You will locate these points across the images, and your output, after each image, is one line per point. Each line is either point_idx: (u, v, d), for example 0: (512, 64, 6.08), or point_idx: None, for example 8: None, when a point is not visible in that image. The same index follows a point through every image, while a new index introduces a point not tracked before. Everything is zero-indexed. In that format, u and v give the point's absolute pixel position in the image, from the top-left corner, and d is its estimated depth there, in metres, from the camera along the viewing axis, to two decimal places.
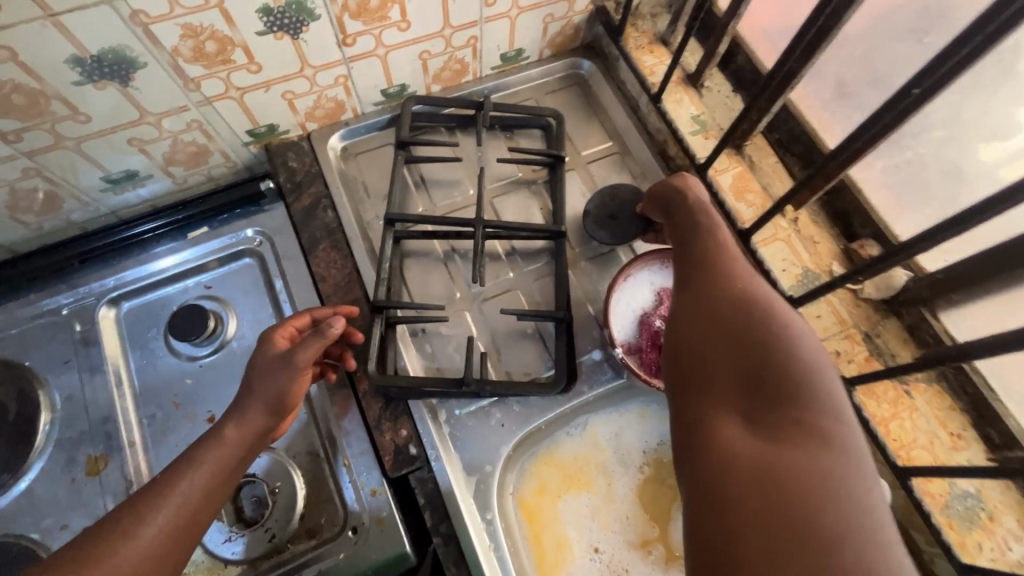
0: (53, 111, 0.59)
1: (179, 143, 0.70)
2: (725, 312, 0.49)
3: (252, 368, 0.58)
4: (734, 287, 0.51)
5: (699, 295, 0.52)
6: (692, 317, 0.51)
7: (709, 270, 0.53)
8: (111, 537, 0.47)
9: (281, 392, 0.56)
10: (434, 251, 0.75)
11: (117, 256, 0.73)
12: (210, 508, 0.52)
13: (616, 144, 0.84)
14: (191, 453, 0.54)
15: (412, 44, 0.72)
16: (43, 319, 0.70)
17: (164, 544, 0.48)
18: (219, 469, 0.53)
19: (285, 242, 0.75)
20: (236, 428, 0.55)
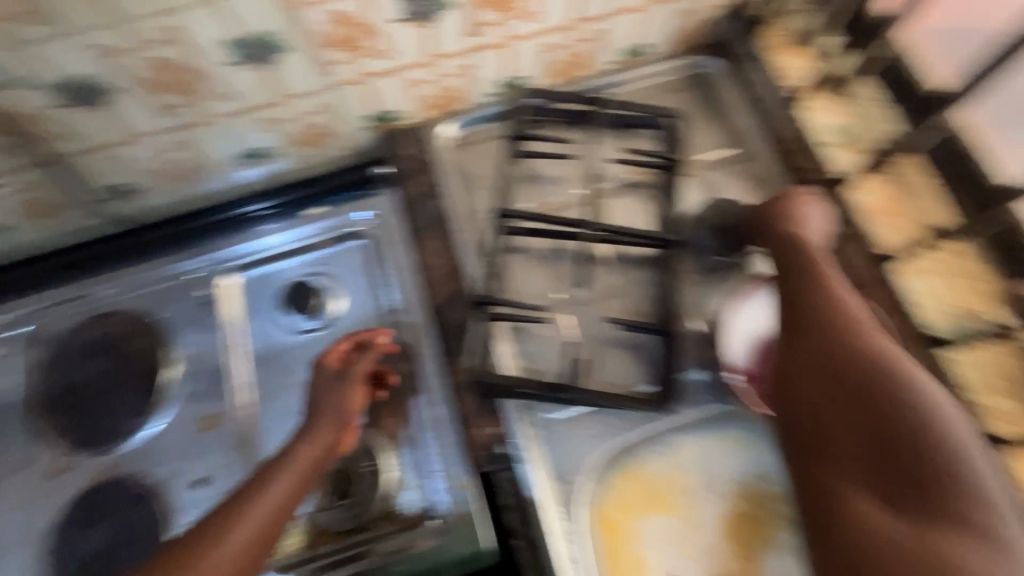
0: (205, 90, 0.63)
1: (307, 124, 0.73)
2: (850, 369, 0.49)
3: (314, 389, 0.64)
4: (856, 346, 0.50)
5: (818, 353, 0.51)
6: (811, 373, 0.51)
7: (826, 318, 0.52)
8: (203, 543, 0.51)
9: (342, 406, 0.63)
10: (537, 250, 0.74)
11: (242, 228, 0.78)
12: (288, 512, 0.55)
13: (739, 150, 0.79)
14: (268, 468, 0.57)
15: (536, 36, 0.71)
16: (177, 281, 0.75)
17: (249, 549, 0.51)
18: (298, 480, 0.57)
19: (393, 227, 0.77)
20: (308, 444, 0.59)
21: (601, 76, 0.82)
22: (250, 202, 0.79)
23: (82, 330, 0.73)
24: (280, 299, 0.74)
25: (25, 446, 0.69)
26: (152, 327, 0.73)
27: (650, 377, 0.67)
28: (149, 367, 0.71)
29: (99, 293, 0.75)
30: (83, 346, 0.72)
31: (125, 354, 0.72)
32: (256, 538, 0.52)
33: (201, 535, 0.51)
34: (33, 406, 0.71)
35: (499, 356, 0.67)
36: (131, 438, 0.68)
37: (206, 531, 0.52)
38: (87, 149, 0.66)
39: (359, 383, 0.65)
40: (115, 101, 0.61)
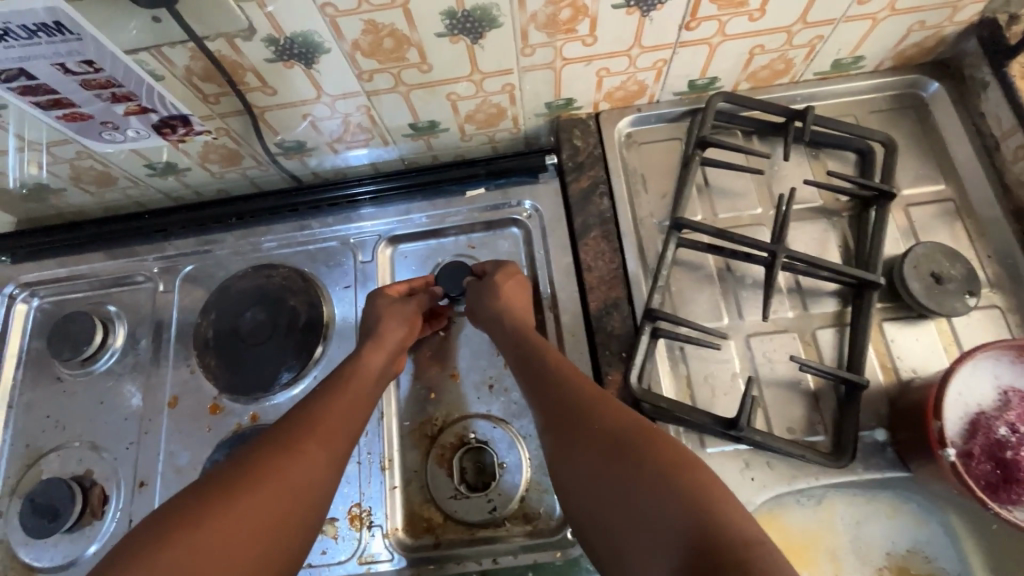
0: (408, 58, 0.61)
1: (487, 103, 0.70)
2: (600, 432, 0.51)
3: (376, 309, 0.67)
4: (620, 453, 0.48)
5: (594, 470, 0.49)
6: (598, 495, 0.48)
7: (544, 380, 0.58)
8: (302, 425, 0.54)
9: (407, 318, 0.67)
10: (707, 267, 0.69)
11: (399, 200, 0.78)
12: (362, 414, 0.59)
13: (952, 188, 0.69)
14: (332, 380, 0.60)
15: (752, 37, 0.64)
16: (334, 243, 0.77)
17: (336, 444, 0.55)
18: (364, 380, 0.61)
19: (553, 220, 0.74)
20: (373, 350, 0.64)
21: (800, 86, 0.74)
22: (405, 176, 0.76)
23: (243, 278, 0.75)
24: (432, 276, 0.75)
25: (180, 381, 0.72)
26: (308, 285, 0.74)
27: (824, 428, 0.61)
28: (304, 323, 0.72)
29: (262, 244, 0.78)
30: (241, 294, 0.74)
31: (279, 309, 0.73)
32: (336, 437, 0.55)
33: (287, 432, 0.53)
34: (189, 343, 0.74)
35: (657, 375, 0.64)
36: (280, 391, 0.70)
37: (292, 428, 0.54)
38: (280, 104, 0.66)
39: (416, 310, 0.68)
40: (323, 60, 0.60)
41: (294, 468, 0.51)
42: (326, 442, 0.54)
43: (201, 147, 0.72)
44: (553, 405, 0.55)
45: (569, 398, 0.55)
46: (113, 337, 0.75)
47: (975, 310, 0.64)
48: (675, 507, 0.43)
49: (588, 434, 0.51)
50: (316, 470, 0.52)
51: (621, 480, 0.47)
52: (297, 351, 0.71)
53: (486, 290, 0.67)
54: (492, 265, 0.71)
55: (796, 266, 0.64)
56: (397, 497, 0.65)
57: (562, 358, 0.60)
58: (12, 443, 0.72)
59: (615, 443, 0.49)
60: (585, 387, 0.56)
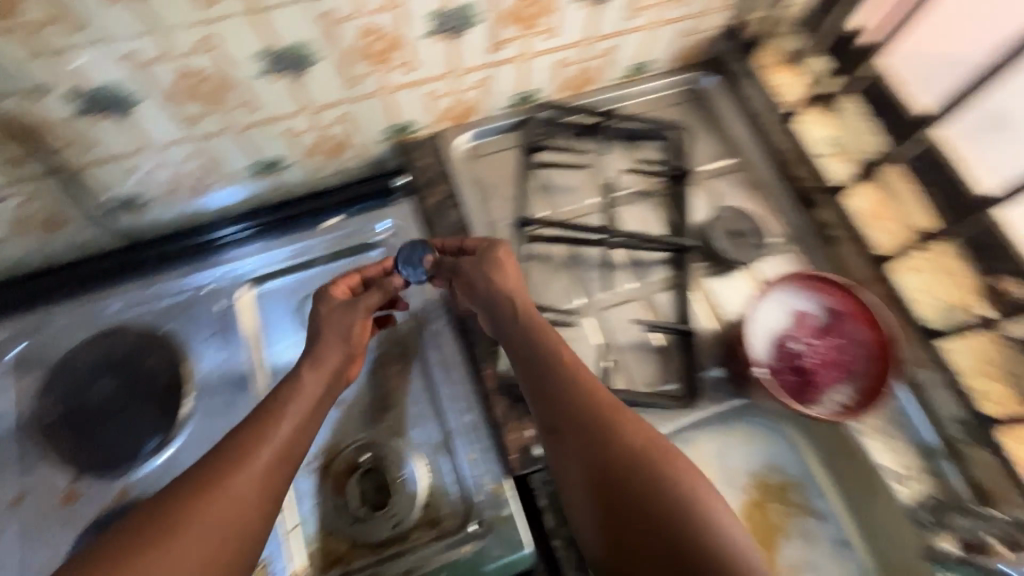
0: (232, 100, 0.62)
1: (326, 134, 0.72)
2: (614, 450, 0.52)
3: (319, 318, 0.63)
4: (632, 471, 0.51)
5: (602, 483, 0.52)
6: (602, 505, 0.51)
7: (552, 387, 0.57)
8: (237, 452, 0.52)
9: (349, 331, 0.62)
10: (557, 257, 0.76)
11: (247, 242, 0.76)
12: (306, 433, 0.56)
13: (738, 161, 0.84)
14: (273, 399, 0.57)
15: (554, 52, 0.74)
16: (188, 295, 0.74)
17: (273, 469, 0.52)
18: (309, 401, 0.57)
19: (414, 237, 0.78)
20: (311, 369, 0.59)
21: (607, 90, 0.85)
22: (245, 219, 0.77)
23: (89, 350, 0.70)
24: (300, 310, 0.74)
25: (23, 477, 0.64)
26: (164, 344, 0.71)
27: (675, 376, 0.70)
28: (166, 384, 0.68)
29: (104, 310, 0.72)
30: (87, 366, 0.69)
31: (135, 374, 0.69)
32: (273, 463, 0.52)
33: (217, 463, 0.51)
34: (29, 433, 0.66)
35: None
36: (147, 461, 0.65)
37: (221, 457, 0.51)
38: (100, 159, 0.63)
39: (365, 317, 0.64)
40: (139, 109, 0.59)
41: (221, 499, 0.49)
42: (269, 470, 0.51)
43: (10, 217, 0.65)
44: (562, 414, 0.55)
45: (580, 407, 0.55)
46: None
47: (769, 255, 0.77)
48: (680, 532, 0.48)
49: (597, 449, 0.53)
50: (247, 499, 0.50)
51: (628, 497, 0.50)
52: (158, 415, 0.67)
53: (485, 273, 0.64)
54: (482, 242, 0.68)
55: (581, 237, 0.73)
56: (295, 538, 0.63)
57: (572, 359, 0.59)
58: None
59: (630, 461, 0.51)
60: (598, 399, 0.56)
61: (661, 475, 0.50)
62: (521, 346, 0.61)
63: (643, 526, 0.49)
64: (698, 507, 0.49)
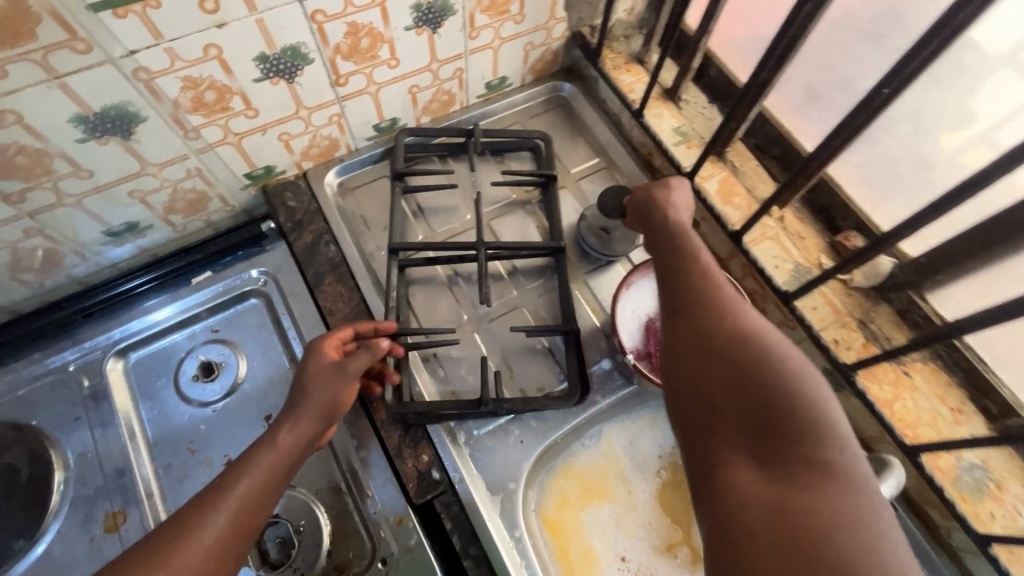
0: (57, 169, 0.60)
1: (180, 191, 0.71)
2: (724, 316, 0.49)
3: (305, 374, 0.59)
4: (735, 328, 0.48)
5: (702, 332, 0.49)
6: (694, 351, 0.48)
7: (676, 258, 0.55)
8: (192, 520, 0.47)
9: (333, 404, 0.58)
10: (438, 277, 0.76)
11: (143, 298, 0.74)
12: (271, 500, 0.52)
13: (603, 160, 0.88)
14: (245, 460, 0.53)
15: (402, 79, 0.75)
16: (50, 377, 0.69)
17: (226, 543, 0.47)
18: (278, 466, 0.53)
19: (291, 280, 0.77)
20: (289, 433, 0.55)
21: (469, 109, 0.87)
22: (140, 274, 0.75)
23: None
24: (178, 373, 0.71)
25: None
26: (26, 434, 0.66)
27: (564, 375, 0.71)
28: (29, 477, 0.64)
29: None
30: None
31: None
32: (231, 532, 0.48)
33: (173, 531, 0.46)
34: None
35: (418, 386, 0.69)
36: (17, 561, 0.60)
37: (176, 526, 0.47)
38: None
39: (353, 384, 0.60)
40: None
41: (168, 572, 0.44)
42: (228, 535, 0.47)
43: None
44: (678, 279, 0.54)
45: (706, 287, 0.52)
46: None
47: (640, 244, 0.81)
48: (788, 417, 0.43)
49: (717, 323, 0.49)
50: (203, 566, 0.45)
51: (742, 371, 0.45)
52: (26, 510, 0.62)
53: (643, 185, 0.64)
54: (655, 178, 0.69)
55: (615, 237, 0.75)
56: None
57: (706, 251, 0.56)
58: None
59: (746, 333, 0.47)
60: (716, 276, 0.53)
61: (778, 356, 0.45)
62: (661, 235, 0.59)
63: (747, 398, 0.44)
64: (817, 399, 0.43)
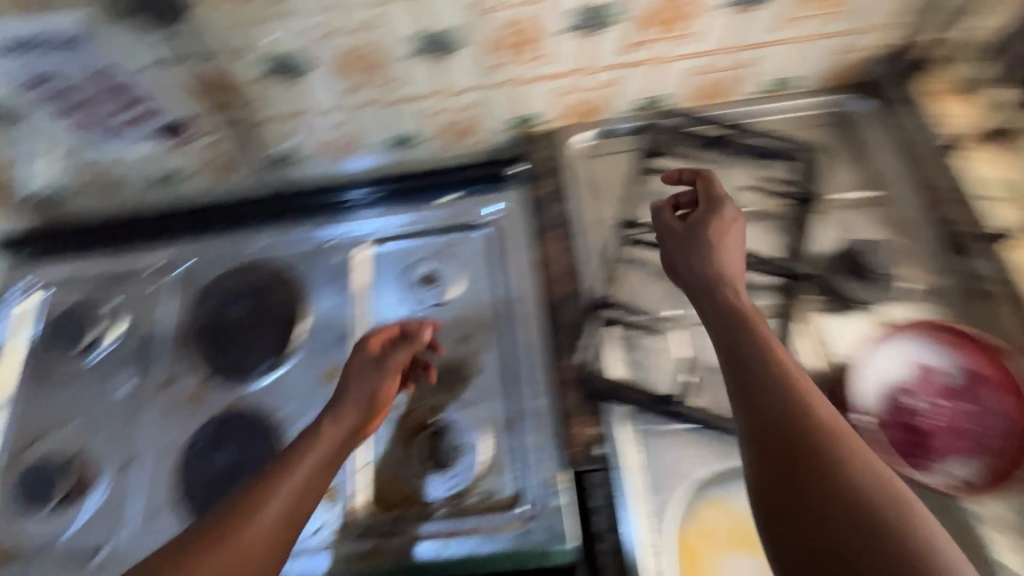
0: (381, 76, 0.70)
1: (455, 118, 0.78)
2: (837, 469, 0.38)
3: (347, 371, 0.64)
4: (855, 489, 0.37)
5: (806, 491, 0.38)
6: (797, 521, 0.37)
7: (762, 374, 0.45)
8: (247, 504, 0.49)
9: (372, 394, 0.63)
10: (653, 264, 0.75)
11: (371, 206, 0.83)
12: (321, 484, 0.54)
13: (881, 195, 0.75)
14: (296, 452, 0.55)
15: (688, 58, 0.73)
16: (314, 245, 0.82)
17: (285, 521, 0.49)
18: (326, 453, 0.56)
19: (520, 224, 0.81)
20: (333, 423, 0.59)
21: (740, 103, 0.81)
22: (368, 185, 0.84)
23: (234, 274, 0.81)
24: (389, 281, 0.80)
25: (171, 368, 0.78)
26: (289, 282, 0.80)
27: None
28: (282, 316, 0.78)
29: (246, 246, 0.83)
30: (229, 289, 0.80)
31: (264, 303, 0.79)
32: (288, 518, 0.50)
33: (237, 514, 0.48)
34: (180, 337, 0.79)
35: (605, 359, 0.69)
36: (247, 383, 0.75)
37: (240, 507, 0.49)
38: (271, 118, 0.74)
39: (393, 375, 0.65)
40: (310, 77, 0.69)
41: (236, 551, 0.46)
42: (285, 514, 0.50)
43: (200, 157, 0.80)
44: (765, 405, 0.43)
45: (794, 409, 0.42)
46: (110, 328, 0.81)
47: (895, 301, 0.68)
48: None
49: (816, 466, 0.38)
50: (265, 544, 0.47)
51: (847, 548, 0.35)
52: (274, 342, 0.76)
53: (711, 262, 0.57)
54: (706, 203, 0.63)
55: (871, 279, 0.70)
56: (360, 478, 0.69)
57: (786, 350, 0.47)
58: (10, 425, 0.78)
59: (865, 504, 0.36)
60: (817, 410, 0.42)
61: (916, 543, 0.34)
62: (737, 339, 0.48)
63: None
64: None
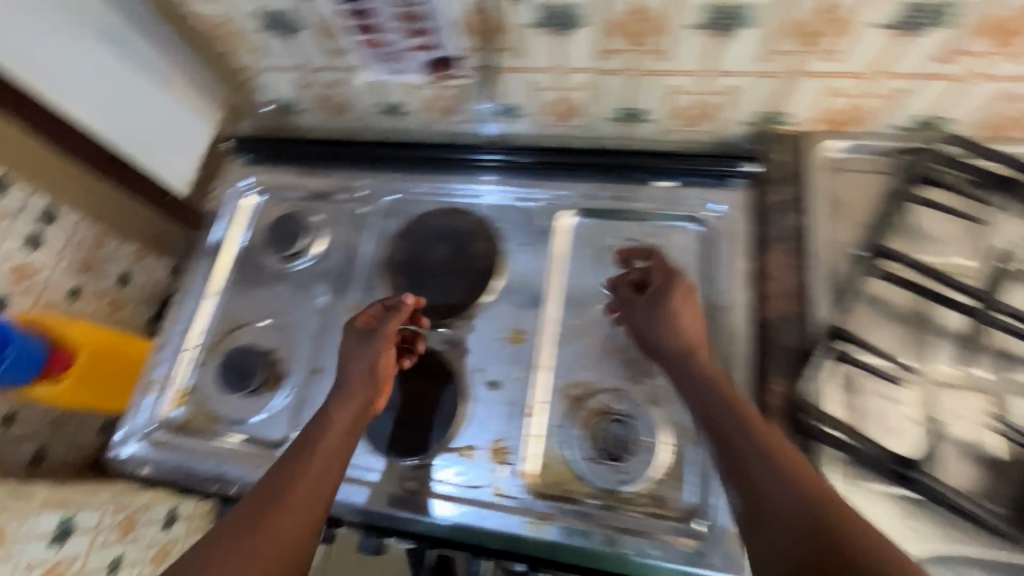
0: (652, 45, 0.66)
1: (702, 102, 0.73)
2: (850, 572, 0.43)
3: (342, 354, 0.69)
4: None
5: None
6: None
7: (759, 484, 0.51)
8: (275, 490, 0.58)
9: (371, 364, 0.67)
10: (898, 307, 0.66)
11: (483, 171, 0.84)
12: (342, 459, 0.62)
13: None
14: (301, 446, 0.62)
15: (1006, 81, 0.63)
16: (519, 203, 0.82)
17: (316, 495, 0.59)
18: (344, 432, 0.64)
19: (737, 228, 0.74)
20: (342, 404, 0.65)
21: None
22: (493, 150, 0.84)
23: (436, 216, 0.82)
24: (570, 254, 0.78)
25: (366, 291, 0.81)
26: (490, 233, 0.79)
27: (1005, 500, 0.57)
28: (480, 267, 0.78)
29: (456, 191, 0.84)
30: (432, 230, 0.81)
31: (465, 250, 0.79)
32: (305, 504, 0.58)
33: (256, 510, 0.56)
34: (379, 265, 0.82)
35: (824, 397, 0.63)
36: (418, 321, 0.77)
37: (258, 506, 0.57)
38: (514, 67, 0.73)
39: (386, 345, 0.69)
40: (575, 34, 0.66)
41: (268, 543, 0.55)
42: (313, 490, 0.59)
43: (433, 94, 0.81)
44: (776, 518, 0.49)
45: (787, 485, 0.50)
46: (314, 244, 0.86)
47: None
48: None
49: (813, 547, 0.46)
50: (299, 514, 0.57)
51: None
52: (469, 291, 0.77)
53: (676, 342, 0.64)
54: (661, 276, 0.68)
55: None
56: (531, 445, 0.68)
57: (767, 429, 0.54)
58: (218, 313, 0.85)
59: None
60: (820, 510, 0.48)
61: None
62: (742, 444, 0.54)
63: None
64: None
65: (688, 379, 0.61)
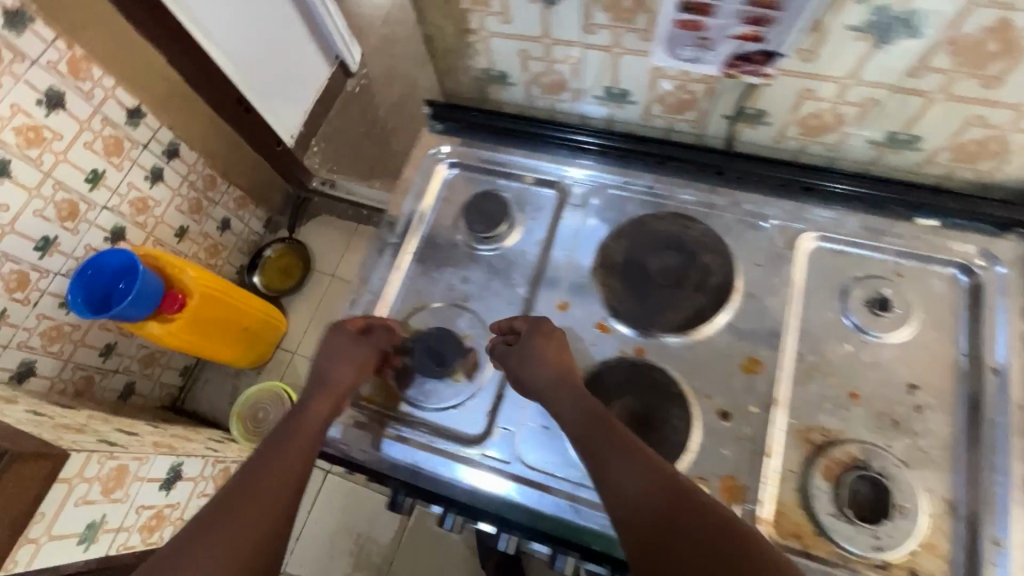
0: (983, 69, 0.58)
1: (999, 139, 0.65)
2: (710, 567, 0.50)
3: (320, 355, 0.73)
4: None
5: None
6: None
7: (637, 502, 0.56)
8: (251, 481, 0.62)
9: (346, 368, 0.71)
10: None
11: (583, 154, 0.84)
12: (313, 445, 0.67)
13: None
14: (277, 439, 0.66)
15: None
16: (753, 219, 0.76)
17: (293, 475, 0.64)
18: (313, 423, 0.68)
19: (1016, 282, 0.67)
20: (318, 400, 0.70)
21: None
22: (592, 133, 0.84)
23: (659, 219, 0.77)
24: (813, 285, 0.71)
25: (574, 289, 0.75)
26: (723, 249, 0.74)
27: None
28: (717, 283, 0.72)
29: (680, 197, 0.80)
30: (657, 235, 0.76)
31: (696, 262, 0.73)
32: (279, 488, 0.62)
33: (230, 500, 0.60)
34: (592, 263, 0.76)
35: None
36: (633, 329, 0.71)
37: (230, 499, 0.60)
38: (799, 71, 0.65)
39: (362, 352, 0.72)
40: (903, 44, 0.58)
41: (246, 522, 0.59)
42: (288, 472, 0.63)
43: (676, 87, 0.74)
44: (644, 523, 0.54)
45: (658, 489, 0.56)
46: (510, 233, 0.80)
47: None
48: None
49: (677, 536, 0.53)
50: (276, 498, 0.61)
51: None
52: (699, 308, 0.71)
53: (544, 371, 0.66)
54: (526, 325, 0.70)
55: None
56: (770, 489, 0.62)
57: (627, 435, 0.60)
58: (403, 288, 0.80)
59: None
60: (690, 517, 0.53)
61: None
62: (609, 455, 0.59)
63: None
64: None
65: (566, 399, 0.64)
